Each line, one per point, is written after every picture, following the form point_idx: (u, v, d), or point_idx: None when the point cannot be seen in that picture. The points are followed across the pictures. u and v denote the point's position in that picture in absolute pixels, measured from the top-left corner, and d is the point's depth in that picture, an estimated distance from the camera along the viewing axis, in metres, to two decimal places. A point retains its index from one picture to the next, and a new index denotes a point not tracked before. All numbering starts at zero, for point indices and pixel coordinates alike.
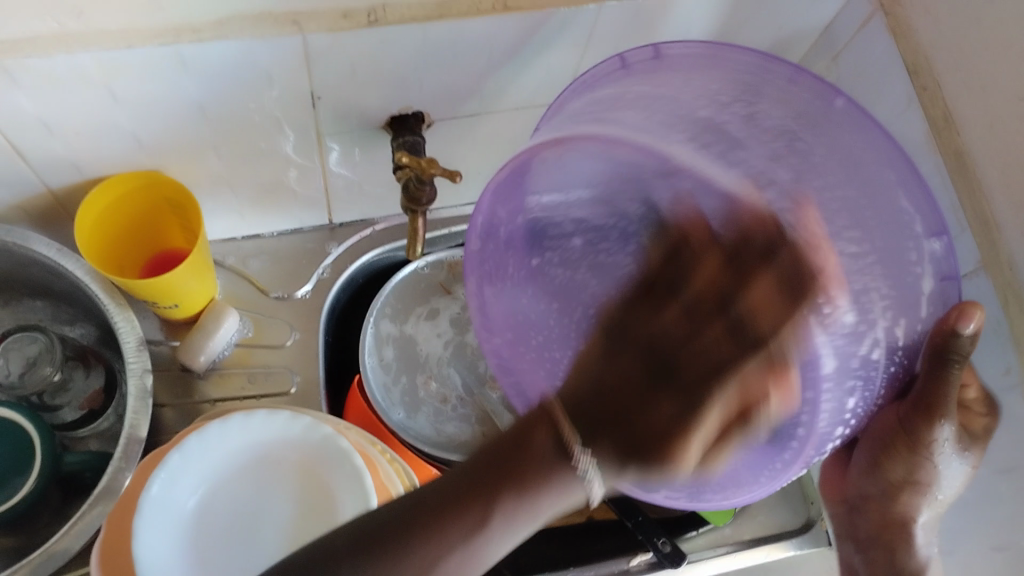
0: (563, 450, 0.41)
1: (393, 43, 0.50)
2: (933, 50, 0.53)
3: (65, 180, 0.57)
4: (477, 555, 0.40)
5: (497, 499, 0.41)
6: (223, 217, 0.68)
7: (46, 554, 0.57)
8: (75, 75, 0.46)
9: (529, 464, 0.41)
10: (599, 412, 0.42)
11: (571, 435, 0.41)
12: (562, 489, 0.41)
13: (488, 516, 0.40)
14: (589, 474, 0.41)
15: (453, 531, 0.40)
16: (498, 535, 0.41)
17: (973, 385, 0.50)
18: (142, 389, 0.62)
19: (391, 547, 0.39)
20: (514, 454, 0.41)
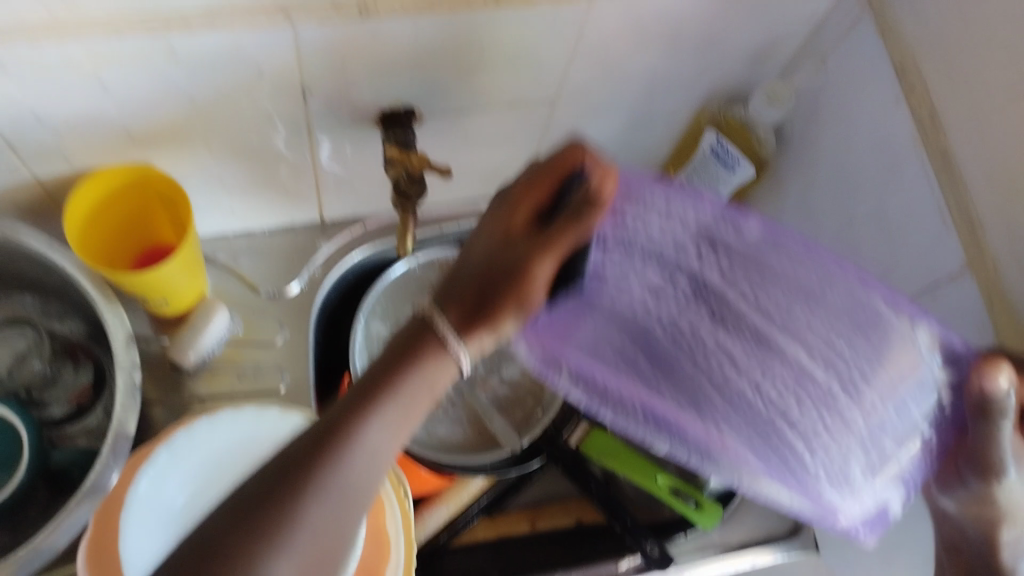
0: (433, 328, 0.43)
1: (381, 36, 0.50)
2: (921, 50, 0.54)
3: (55, 172, 0.57)
4: (361, 449, 0.41)
5: (376, 406, 0.41)
6: (212, 212, 0.68)
7: (31, 550, 0.57)
8: (65, 64, 0.46)
9: (410, 352, 0.43)
10: (490, 288, 0.44)
11: (442, 322, 0.43)
12: (436, 369, 0.43)
13: (362, 429, 0.41)
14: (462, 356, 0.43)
15: (316, 465, 0.40)
16: (373, 438, 0.41)
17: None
18: (131, 385, 0.62)
19: (282, 499, 0.38)
20: (371, 376, 0.42)
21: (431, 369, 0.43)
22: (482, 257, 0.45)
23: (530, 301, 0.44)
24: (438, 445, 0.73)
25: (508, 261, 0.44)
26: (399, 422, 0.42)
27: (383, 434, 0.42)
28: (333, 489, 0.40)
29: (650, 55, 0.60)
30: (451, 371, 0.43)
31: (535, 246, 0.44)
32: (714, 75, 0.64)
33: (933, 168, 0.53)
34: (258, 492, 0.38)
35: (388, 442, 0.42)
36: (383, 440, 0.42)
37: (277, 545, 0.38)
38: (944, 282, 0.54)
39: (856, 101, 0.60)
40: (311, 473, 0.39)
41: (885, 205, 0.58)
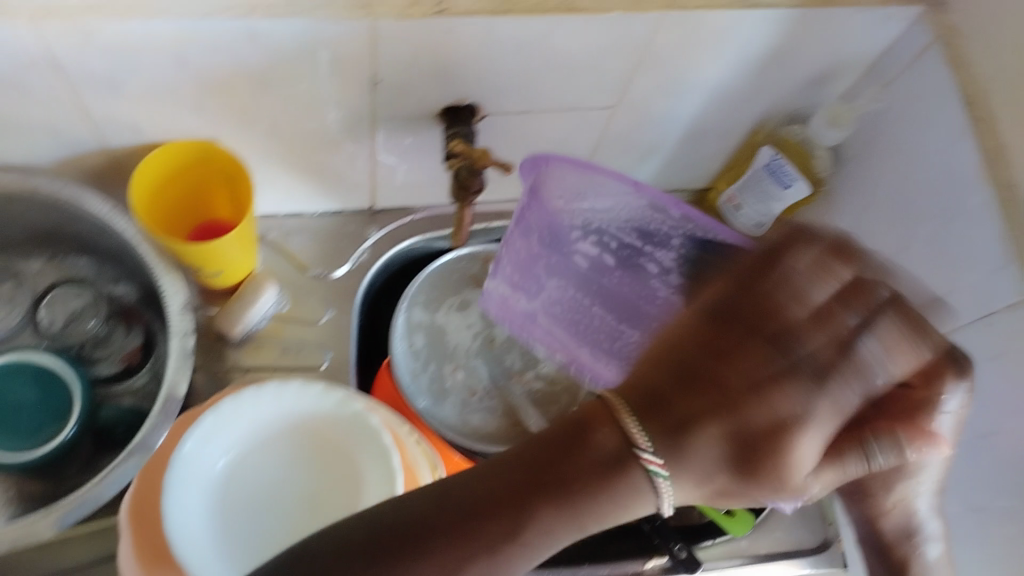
0: (630, 450, 0.44)
1: (455, 35, 0.51)
2: (993, 84, 0.54)
3: (126, 142, 0.59)
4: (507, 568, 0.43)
5: (543, 496, 0.43)
6: (271, 192, 0.70)
7: (78, 499, 0.59)
8: (151, 41, 0.48)
9: (589, 459, 0.44)
10: (671, 385, 0.44)
11: (630, 423, 0.44)
12: (632, 501, 0.44)
13: (547, 523, 0.43)
14: (665, 487, 0.44)
15: (484, 540, 0.42)
16: (536, 540, 0.43)
17: (810, 347, 0.45)
18: (184, 349, 0.63)
19: (427, 551, 0.42)
20: (528, 468, 0.44)
21: (600, 441, 0.44)
22: (664, 352, 0.46)
23: (764, 487, 0.44)
24: (472, 434, 0.74)
25: (727, 353, 0.45)
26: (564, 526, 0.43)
27: (563, 532, 0.44)
28: (477, 574, 0.42)
29: (714, 69, 0.60)
30: (650, 505, 0.45)
31: (769, 399, 0.44)
32: (775, 92, 0.65)
33: (995, 198, 0.54)
34: (386, 535, 0.42)
35: (570, 536, 0.44)
36: (567, 538, 0.44)
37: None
38: (997, 316, 0.54)
39: (918, 127, 0.60)
40: (452, 543, 0.42)
41: (941, 233, 0.58)
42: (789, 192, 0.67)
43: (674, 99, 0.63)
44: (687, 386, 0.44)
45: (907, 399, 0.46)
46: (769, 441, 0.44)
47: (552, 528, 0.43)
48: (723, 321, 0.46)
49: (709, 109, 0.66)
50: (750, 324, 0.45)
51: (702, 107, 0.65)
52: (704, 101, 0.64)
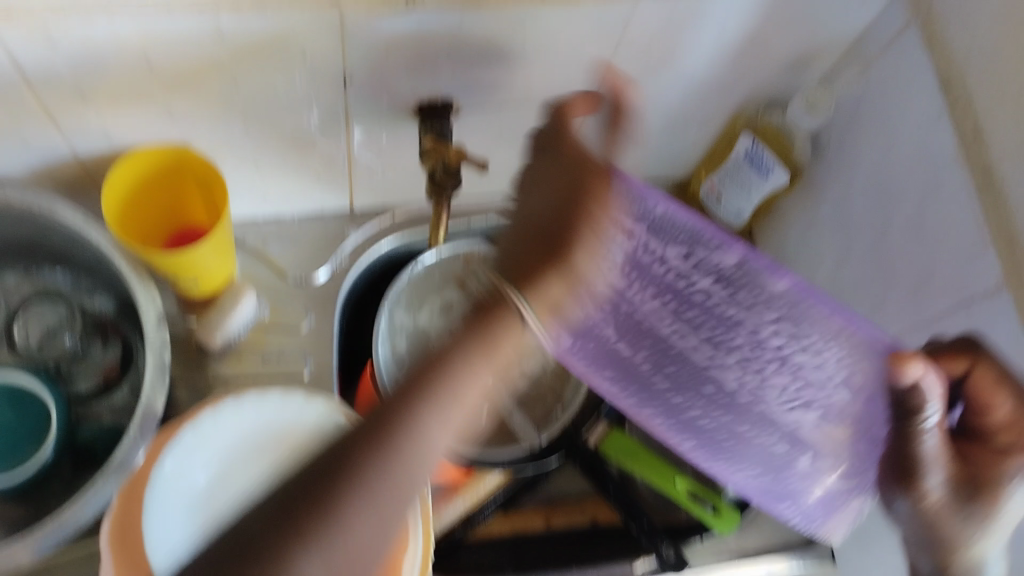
0: (518, 313, 0.49)
1: (427, 26, 0.50)
2: (967, 64, 0.54)
3: (95, 149, 0.58)
4: (402, 463, 0.45)
5: (422, 403, 0.47)
6: (246, 195, 0.69)
7: (57, 523, 0.57)
8: (115, 41, 0.47)
9: (439, 364, 0.48)
10: (528, 271, 0.50)
11: (518, 301, 0.49)
12: (508, 330, 0.49)
13: (423, 415, 0.46)
14: (525, 312, 0.49)
15: (371, 459, 0.44)
16: (428, 427, 0.46)
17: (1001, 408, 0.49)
18: (159, 364, 0.62)
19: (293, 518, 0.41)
20: (417, 374, 0.48)
21: (470, 345, 0.48)
22: (535, 218, 0.52)
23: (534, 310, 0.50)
24: (461, 437, 0.73)
25: (547, 239, 0.51)
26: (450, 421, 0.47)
27: (439, 437, 0.47)
28: (386, 483, 0.44)
29: (691, 56, 0.60)
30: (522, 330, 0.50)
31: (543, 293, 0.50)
32: (752, 79, 0.64)
33: (972, 179, 0.53)
34: (277, 509, 0.42)
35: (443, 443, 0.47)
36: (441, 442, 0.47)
37: (321, 544, 0.41)
38: (978, 300, 0.53)
39: (895, 111, 0.60)
40: (338, 479, 0.43)
41: (921, 217, 0.58)
42: (768, 183, 0.66)
43: (651, 87, 0.63)
44: (529, 254, 0.51)
45: (991, 458, 0.49)
46: (580, 255, 0.50)
47: (431, 427, 0.46)
48: (563, 219, 0.51)
49: (687, 97, 0.65)
50: (552, 240, 0.51)
51: (680, 95, 0.65)
52: (682, 89, 0.64)
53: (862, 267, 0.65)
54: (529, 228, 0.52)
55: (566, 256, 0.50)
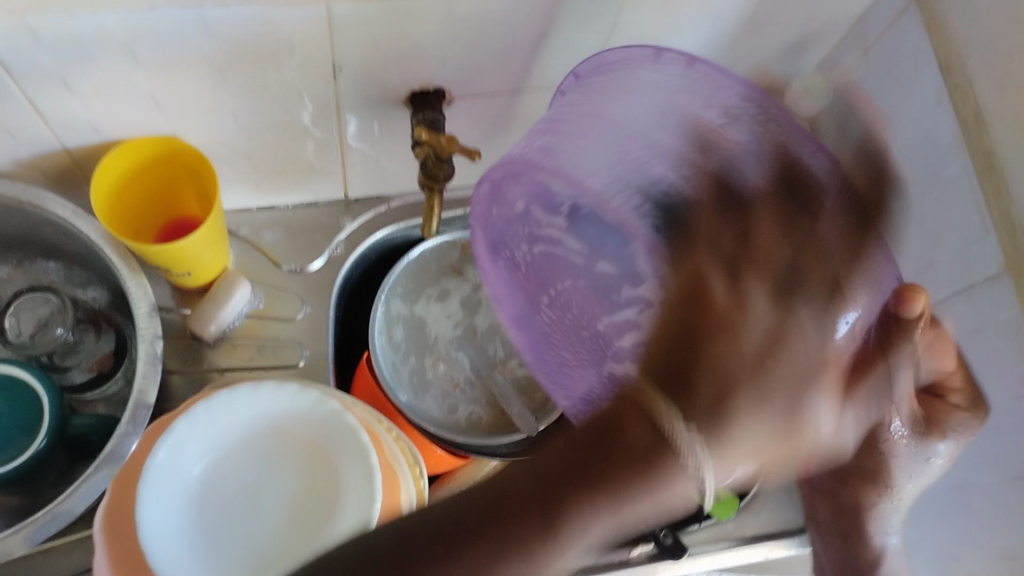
0: (664, 436, 0.40)
1: (415, 16, 0.49)
2: (966, 47, 0.52)
3: (83, 141, 0.57)
4: (549, 569, 0.42)
5: (576, 505, 0.41)
6: (238, 186, 0.68)
7: (50, 514, 0.57)
8: (98, 34, 0.46)
9: (634, 452, 0.40)
10: (679, 374, 0.41)
11: (666, 415, 0.40)
12: (675, 477, 0.40)
13: (587, 519, 0.41)
14: (700, 465, 0.40)
15: (529, 537, 0.42)
16: (574, 534, 0.42)
17: (954, 375, 0.54)
18: (151, 354, 0.61)
19: (410, 567, 0.42)
20: (580, 469, 0.41)
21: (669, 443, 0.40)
22: (664, 351, 0.43)
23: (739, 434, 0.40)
24: (455, 426, 0.72)
25: (692, 297, 0.44)
26: (620, 523, 0.42)
27: (602, 525, 0.42)
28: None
29: (687, 39, 0.59)
30: (692, 484, 0.41)
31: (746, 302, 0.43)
32: (749, 63, 0.63)
33: (973, 166, 0.52)
34: (409, 535, 0.43)
35: (605, 533, 0.42)
36: (603, 533, 0.42)
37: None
38: (979, 286, 0.53)
39: (896, 95, 0.59)
40: (509, 542, 0.42)
41: (922, 204, 0.57)
42: None
43: None
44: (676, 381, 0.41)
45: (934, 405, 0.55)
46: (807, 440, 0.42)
47: (591, 530, 0.42)
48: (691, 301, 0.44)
49: None
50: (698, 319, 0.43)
51: None
52: None
53: None
54: (721, 328, 0.42)
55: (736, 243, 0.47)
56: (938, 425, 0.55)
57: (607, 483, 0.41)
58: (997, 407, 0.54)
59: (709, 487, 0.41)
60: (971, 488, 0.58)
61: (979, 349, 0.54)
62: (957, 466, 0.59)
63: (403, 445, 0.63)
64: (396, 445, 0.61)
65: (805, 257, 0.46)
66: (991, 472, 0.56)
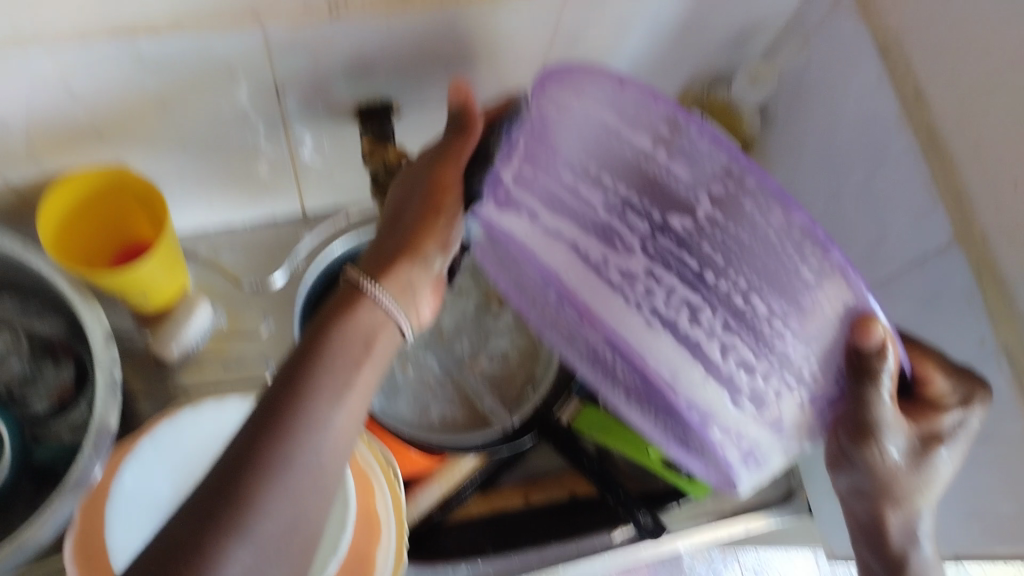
0: (374, 302, 0.52)
1: (356, 32, 0.49)
2: (903, 30, 0.53)
3: (27, 178, 0.56)
4: (312, 431, 0.44)
5: (305, 395, 0.45)
6: (192, 207, 0.67)
7: (17, 549, 0.56)
8: (29, 73, 0.45)
9: (355, 334, 0.49)
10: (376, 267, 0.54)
11: (372, 288, 0.52)
12: (363, 326, 0.50)
13: (309, 404, 0.44)
14: (389, 304, 0.52)
15: (262, 448, 0.42)
16: (322, 414, 0.45)
17: (937, 379, 0.46)
18: (110, 382, 0.60)
19: (258, 470, 0.41)
20: (284, 384, 0.45)
21: (343, 346, 0.48)
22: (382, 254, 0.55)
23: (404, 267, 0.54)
24: (430, 425, 0.71)
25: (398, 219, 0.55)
26: (337, 408, 0.46)
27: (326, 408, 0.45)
28: (299, 474, 0.42)
29: (631, 39, 0.59)
30: (397, 324, 0.52)
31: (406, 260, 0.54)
32: (695, 56, 0.64)
33: (918, 145, 0.53)
34: (214, 492, 0.40)
35: (336, 417, 0.46)
36: (337, 417, 0.46)
37: (294, 448, 0.43)
38: (932, 260, 0.54)
39: (840, 80, 0.59)
40: (256, 465, 0.41)
41: (872, 185, 0.58)
42: None
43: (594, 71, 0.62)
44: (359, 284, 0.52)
45: (923, 412, 0.47)
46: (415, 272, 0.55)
47: (320, 407, 0.45)
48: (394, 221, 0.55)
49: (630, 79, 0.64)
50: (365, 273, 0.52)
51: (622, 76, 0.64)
52: (625, 70, 0.63)
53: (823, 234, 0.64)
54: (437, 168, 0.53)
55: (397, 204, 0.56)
56: (938, 438, 0.47)
57: (303, 402, 0.45)
58: None
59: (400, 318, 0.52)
60: None
61: (937, 324, 0.55)
62: None
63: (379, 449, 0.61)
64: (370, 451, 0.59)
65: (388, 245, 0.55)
66: None
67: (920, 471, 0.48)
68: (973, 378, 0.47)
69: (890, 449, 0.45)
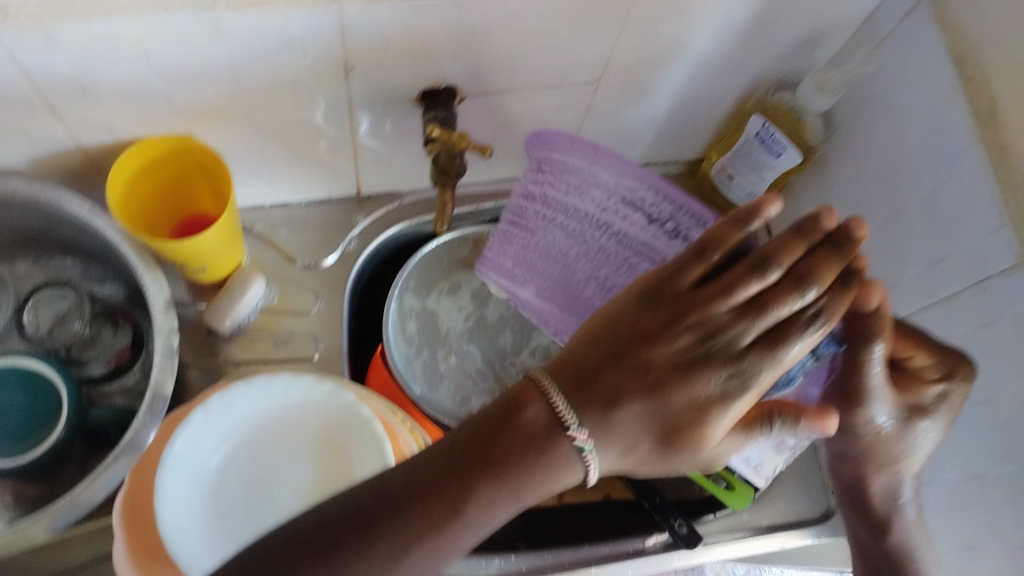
0: (558, 423, 0.45)
1: (427, 15, 0.50)
2: (982, 41, 0.52)
3: (99, 141, 0.58)
4: (463, 525, 0.43)
5: (461, 480, 0.43)
6: (253, 182, 0.69)
7: (69, 503, 0.58)
8: (113, 37, 0.46)
9: (519, 432, 0.45)
10: (588, 380, 0.45)
11: (556, 397, 0.45)
12: (562, 469, 0.45)
13: (474, 497, 0.43)
14: (586, 446, 0.44)
15: (404, 518, 0.43)
16: (477, 515, 0.44)
17: (919, 355, 0.53)
18: (167, 348, 0.62)
19: (342, 544, 0.42)
20: (480, 428, 0.45)
21: (531, 480, 0.44)
22: (580, 357, 0.47)
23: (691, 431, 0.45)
24: (469, 417, 0.72)
25: (614, 361, 0.45)
26: (501, 503, 0.44)
27: (503, 507, 0.44)
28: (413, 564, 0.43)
29: (699, 37, 0.58)
30: (578, 473, 0.46)
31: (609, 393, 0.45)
32: (761, 58, 0.63)
33: (988, 160, 0.52)
34: (308, 554, 0.41)
35: (508, 513, 0.45)
36: (505, 514, 0.45)
37: (445, 540, 0.43)
38: (995, 279, 0.52)
39: (910, 91, 0.58)
40: (390, 533, 0.42)
41: (935, 199, 0.57)
42: (781, 161, 0.66)
43: (658, 69, 0.62)
44: (614, 353, 0.46)
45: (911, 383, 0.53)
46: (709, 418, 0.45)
47: (481, 509, 0.43)
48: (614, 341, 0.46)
49: (695, 77, 0.64)
50: (631, 335, 0.46)
51: (686, 75, 0.63)
52: (691, 68, 0.63)
53: (880, 248, 0.63)
54: (652, 291, 0.46)
55: (631, 357, 0.45)
56: (922, 410, 0.53)
57: (488, 480, 0.44)
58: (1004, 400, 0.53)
59: (594, 470, 0.46)
60: (985, 481, 0.58)
61: (994, 343, 0.53)
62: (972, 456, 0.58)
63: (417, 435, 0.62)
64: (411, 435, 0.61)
65: (642, 324, 0.46)
66: (1009, 465, 0.56)
67: (907, 441, 0.54)
68: (959, 357, 0.54)
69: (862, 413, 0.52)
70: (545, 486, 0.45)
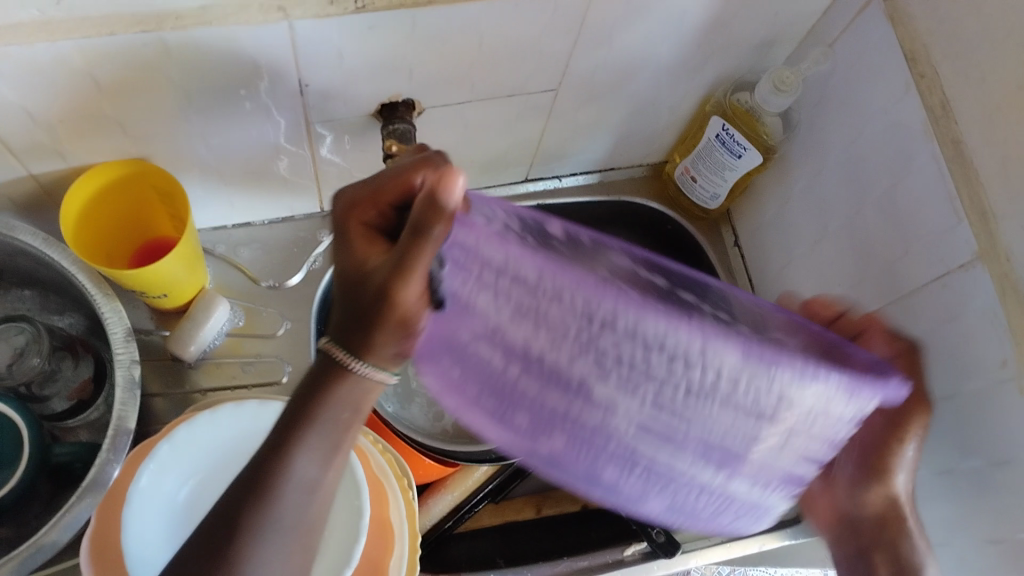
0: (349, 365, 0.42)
1: (381, 29, 0.49)
2: (932, 38, 0.53)
3: (51, 169, 0.56)
4: (293, 484, 0.42)
5: (287, 450, 0.42)
6: (212, 205, 0.68)
7: (33, 546, 0.55)
8: (56, 61, 0.45)
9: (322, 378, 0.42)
10: (357, 303, 0.41)
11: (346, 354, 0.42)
12: (358, 389, 0.43)
13: (293, 458, 0.42)
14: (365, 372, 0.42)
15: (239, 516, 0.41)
16: (305, 468, 0.42)
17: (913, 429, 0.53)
18: (130, 379, 0.60)
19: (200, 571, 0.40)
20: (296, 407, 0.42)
21: (338, 405, 0.43)
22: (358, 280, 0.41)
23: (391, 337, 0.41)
24: (443, 433, 0.73)
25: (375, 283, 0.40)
26: (329, 446, 0.43)
27: (325, 443, 0.43)
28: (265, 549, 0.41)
29: (654, 42, 0.58)
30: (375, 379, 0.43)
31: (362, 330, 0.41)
32: (718, 60, 0.63)
33: (943, 155, 0.52)
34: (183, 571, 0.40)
35: (332, 446, 0.43)
36: (329, 448, 0.43)
37: (281, 501, 0.42)
38: (955, 273, 0.52)
39: (865, 89, 0.58)
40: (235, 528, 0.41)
41: (895, 194, 0.57)
42: (742, 162, 0.67)
43: (616, 75, 0.62)
44: (355, 312, 0.41)
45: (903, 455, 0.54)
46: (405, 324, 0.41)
47: (303, 463, 0.42)
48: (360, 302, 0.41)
49: (653, 82, 0.64)
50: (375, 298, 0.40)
51: (645, 80, 0.63)
52: (648, 73, 0.62)
53: (843, 246, 0.64)
54: (356, 280, 0.41)
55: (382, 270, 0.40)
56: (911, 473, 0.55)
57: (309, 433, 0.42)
58: (968, 393, 0.53)
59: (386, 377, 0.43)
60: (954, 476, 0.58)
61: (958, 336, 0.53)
62: (937, 453, 0.57)
63: (390, 456, 0.60)
64: (384, 458, 0.59)
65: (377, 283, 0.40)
66: (977, 457, 0.54)
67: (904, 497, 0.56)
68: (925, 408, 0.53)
69: (899, 477, 0.55)
70: (354, 412, 0.44)
